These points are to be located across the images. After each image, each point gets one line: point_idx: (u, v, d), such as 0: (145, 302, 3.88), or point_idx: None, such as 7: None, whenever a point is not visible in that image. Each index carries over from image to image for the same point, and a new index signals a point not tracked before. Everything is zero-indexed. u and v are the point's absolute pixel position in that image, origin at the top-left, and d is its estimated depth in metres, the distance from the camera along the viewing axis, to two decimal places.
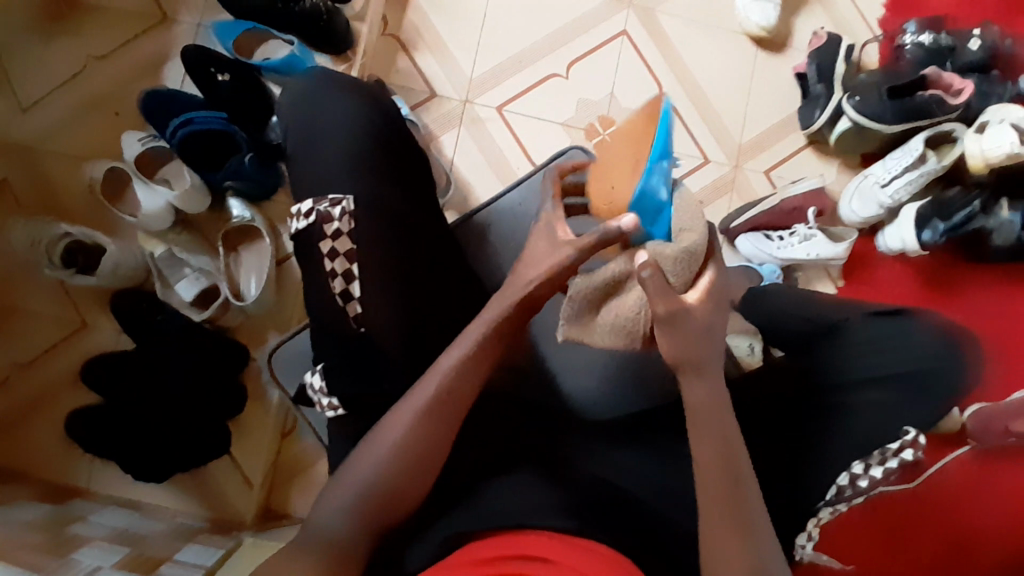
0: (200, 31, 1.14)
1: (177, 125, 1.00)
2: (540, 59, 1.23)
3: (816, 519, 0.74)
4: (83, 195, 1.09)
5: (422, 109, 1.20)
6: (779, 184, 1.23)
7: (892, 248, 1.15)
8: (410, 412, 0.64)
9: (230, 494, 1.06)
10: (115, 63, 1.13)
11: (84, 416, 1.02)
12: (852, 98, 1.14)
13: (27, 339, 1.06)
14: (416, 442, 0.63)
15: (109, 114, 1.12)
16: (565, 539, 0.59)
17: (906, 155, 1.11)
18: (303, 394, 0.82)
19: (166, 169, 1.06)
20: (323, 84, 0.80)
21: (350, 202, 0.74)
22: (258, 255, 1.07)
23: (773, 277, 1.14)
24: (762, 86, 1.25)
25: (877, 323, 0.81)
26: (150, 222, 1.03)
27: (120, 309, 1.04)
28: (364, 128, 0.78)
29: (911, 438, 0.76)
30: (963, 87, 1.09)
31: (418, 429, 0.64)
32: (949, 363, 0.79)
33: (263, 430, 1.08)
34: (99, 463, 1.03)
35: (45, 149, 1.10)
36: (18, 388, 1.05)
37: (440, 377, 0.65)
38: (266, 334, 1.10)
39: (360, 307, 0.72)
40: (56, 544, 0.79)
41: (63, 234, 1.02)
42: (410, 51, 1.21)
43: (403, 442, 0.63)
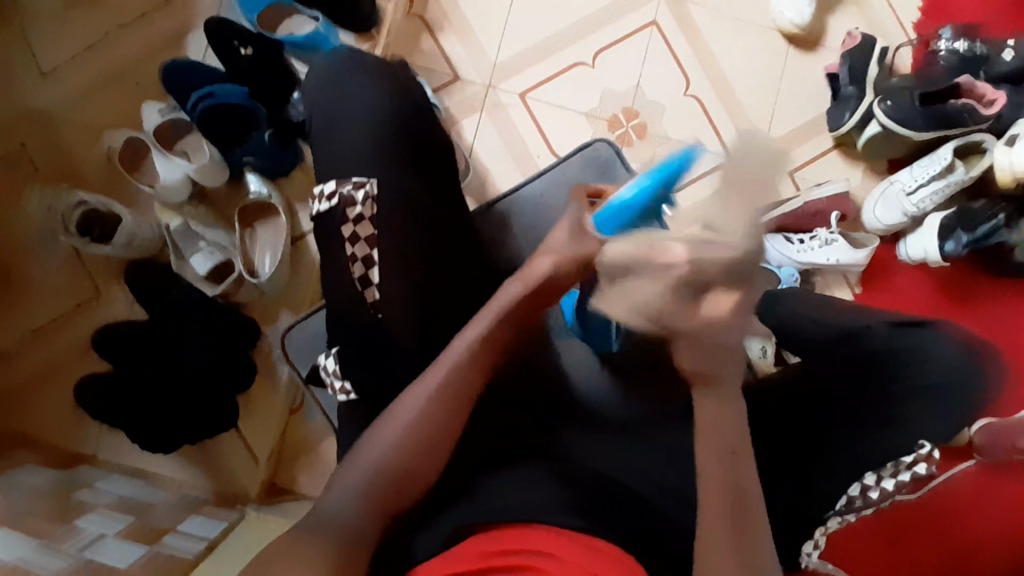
0: (224, 3, 1.12)
1: (198, 97, 1.01)
2: (566, 46, 1.20)
3: (825, 528, 0.73)
4: (101, 163, 1.09)
5: (444, 92, 1.18)
6: (802, 186, 1.21)
7: (914, 257, 1.13)
8: (418, 400, 0.64)
9: (236, 470, 1.06)
10: (136, 32, 1.12)
11: (94, 384, 1.02)
12: (884, 102, 1.11)
13: (41, 305, 1.07)
14: (426, 430, 0.63)
15: (129, 83, 1.11)
16: (573, 537, 0.57)
17: (934, 163, 1.09)
18: (315, 376, 0.82)
19: (185, 142, 1.05)
20: (347, 61, 0.80)
21: (374, 185, 0.73)
22: (274, 231, 1.06)
23: (791, 280, 1.13)
24: (791, 85, 1.22)
25: (895, 333, 0.80)
26: (166, 194, 1.02)
27: (133, 280, 1.04)
28: (389, 111, 0.76)
29: (927, 452, 0.73)
30: (996, 98, 1.07)
31: (428, 418, 0.63)
32: (971, 375, 0.77)
33: (271, 408, 1.08)
34: (107, 432, 1.04)
35: (63, 115, 1.10)
36: (30, 353, 1.05)
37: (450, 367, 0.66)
38: (277, 313, 1.09)
39: (378, 293, 0.72)
40: (62, 510, 0.80)
41: (79, 202, 1.02)
42: (434, 32, 1.19)
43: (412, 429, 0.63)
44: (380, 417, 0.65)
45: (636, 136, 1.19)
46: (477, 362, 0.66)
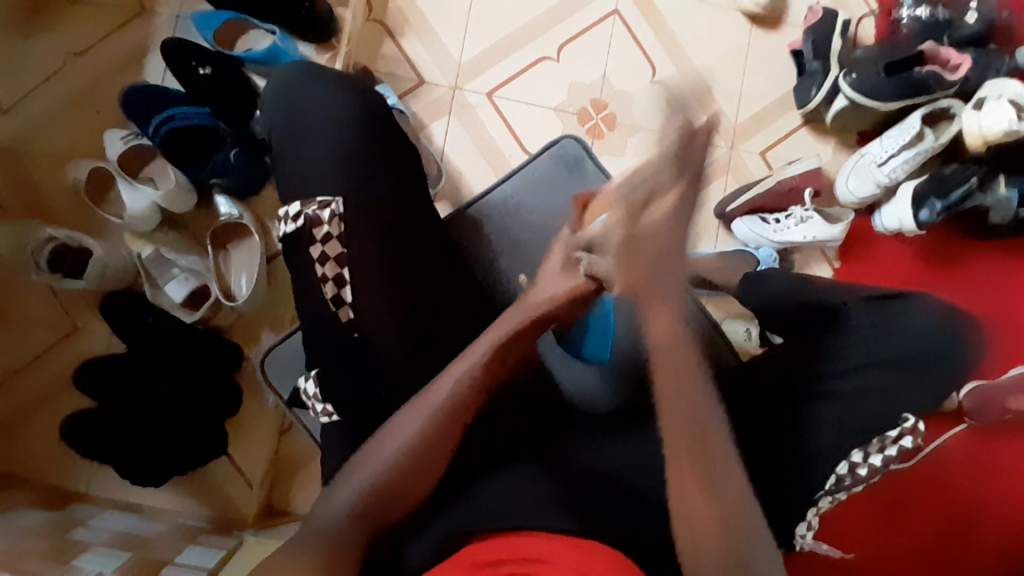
0: (178, 23, 1.11)
1: (159, 122, 0.99)
2: (530, 42, 1.19)
3: (816, 508, 0.74)
4: (66, 196, 1.07)
5: (410, 97, 1.17)
6: (776, 165, 1.21)
7: (890, 228, 1.14)
8: (414, 422, 0.63)
9: (231, 493, 1.05)
10: (90, 58, 1.10)
11: (79, 420, 1.01)
12: (848, 75, 1.11)
13: (16, 344, 1.05)
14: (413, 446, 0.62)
15: (88, 111, 1.09)
16: (569, 540, 0.58)
17: (903, 133, 1.09)
18: (298, 397, 0.81)
19: (150, 168, 1.03)
20: (305, 77, 0.78)
21: (339, 203, 0.73)
22: (249, 251, 1.04)
23: (770, 260, 1.14)
24: (757, 65, 1.22)
25: (874, 309, 0.80)
26: (136, 223, 1.01)
27: (109, 312, 1.03)
28: (351, 125, 0.76)
29: (912, 424, 0.75)
30: (961, 62, 1.08)
31: (419, 439, 0.62)
32: (947, 345, 0.79)
33: (261, 430, 1.07)
34: (96, 466, 1.03)
35: (23, 149, 1.08)
36: (9, 393, 1.03)
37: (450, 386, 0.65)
38: (259, 333, 1.08)
39: (353, 312, 0.71)
40: (57, 551, 0.79)
41: (48, 238, 0.99)
42: (396, 37, 1.18)
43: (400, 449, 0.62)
44: (367, 442, 0.64)
45: (607, 126, 1.19)
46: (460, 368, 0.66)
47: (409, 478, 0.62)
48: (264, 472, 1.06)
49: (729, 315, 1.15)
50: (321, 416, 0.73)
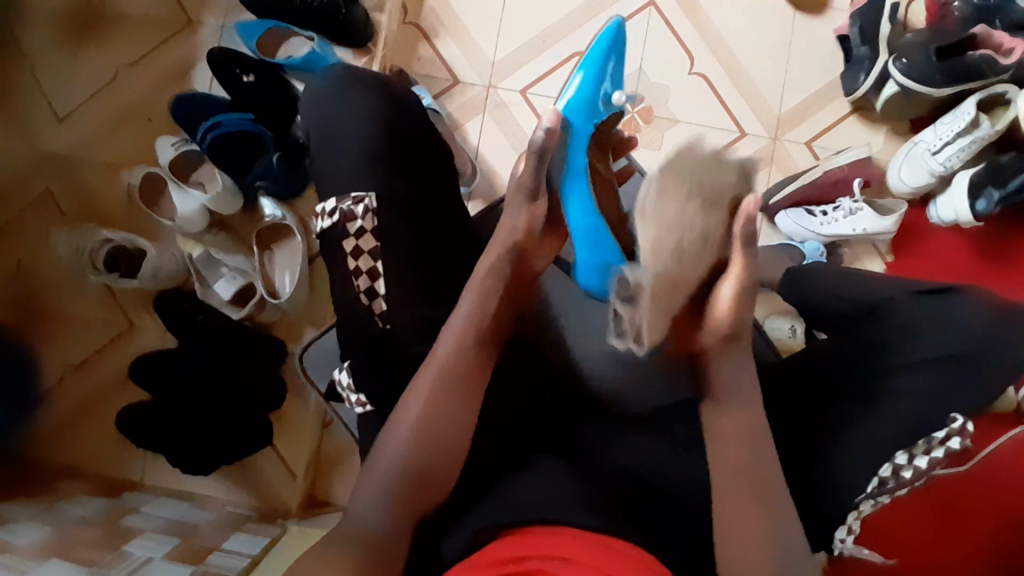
0: (224, 34, 1.15)
1: (206, 129, 1.03)
2: (562, 38, 1.19)
3: (856, 512, 0.72)
4: (122, 201, 1.13)
5: (444, 98, 1.19)
6: (822, 155, 1.16)
7: (945, 220, 1.08)
8: (423, 393, 0.63)
9: (277, 484, 1.09)
10: (145, 71, 1.16)
11: (134, 414, 1.07)
12: (898, 60, 1.05)
13: (80, 342, 1.12)
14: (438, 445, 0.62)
15: (142, 121, 1.15)
16: (597, 539, 0.57)
17: (958, 118, 1.03)
18: (333, 391, 0.83)
19: (199, 172, 1.08)
20: (339, 79, 0.80)
21: (373, 198, 0.74)
22: (291, 252, 1.08)
23: (817, 254, 1.09)
24: (799, 51, 1.18)
25: (922, 304, 0.76)
26: (186, 225, 1.06)
27: (163, 310, 1.08)
28: (379, 125, 0.77)
29: (959, 425, 0.71)
30: (1015, 46, 1.01)
31: (437, 425, 0.62)
32: (1005, 341, 0.73)
33: (304, 424, 1.11)
34: (151, 458, 1.09)
35: (81, 159, 1.15)
36: (72, 391, 1.11)
37: (449, 354, 0.64)
38: (301, 329, 1.12)
39: (386, 304, 0.73)
40: (112, 537, 0.83)
41: (104, 240, 1.06)
42: (430, 39, 1.19)
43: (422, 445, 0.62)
44: (387, 423, 0.64)
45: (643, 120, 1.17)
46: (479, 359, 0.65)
47: (435, 448, 0.62)
48: (308, 462, 1.10)
49: (771, 312, 1.11)
50: (357, 406, 0.75)
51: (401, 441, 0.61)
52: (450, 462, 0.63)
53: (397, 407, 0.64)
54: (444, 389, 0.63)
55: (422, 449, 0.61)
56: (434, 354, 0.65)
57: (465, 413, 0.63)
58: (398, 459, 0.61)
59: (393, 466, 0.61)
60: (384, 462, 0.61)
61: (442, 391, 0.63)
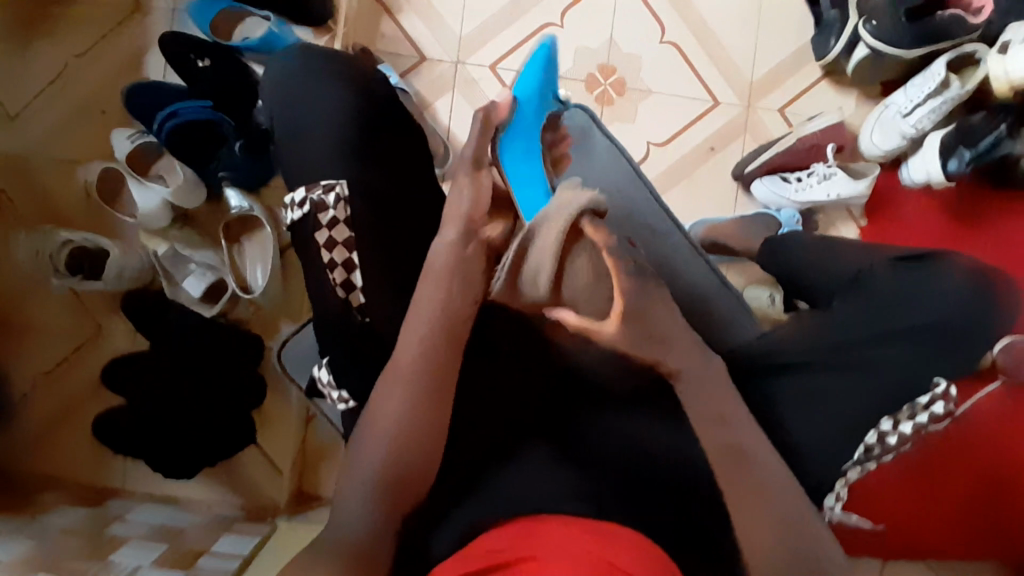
0: (175, 16, 1.09)
1: (164, 117, 0.97)
2: (531, 9, 1.15)
3: (845, 480, 0.73)
4: (78, 198, 1.08)
5: (411, 76, 1.15)
6: (795, 122, 1.16)
7: (917, 181, 1.09)
8: (397, 389, 0.62)
9: (262, 481, 1.08)
10: (93, 58, 1.10)
11: (108, 420, 1.04)
12: (868, 23, 1.03)
13: (46, 347, 1.08)
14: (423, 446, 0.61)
15: (94, 112, 1.09)
16: (592, 525, 0.57)
17: (928, 80, 1.03)
18: (315, 389, 0.82)
19: (160, 165, 1.03)
20: (305, 63, 0.77)
21: (344, 187, 0.71)
22: (261, 245, 1.04)
23: (793, 222, 1.10)
24: (771, 16, 1.16)
25: (903, 271, 0.76)
26: (149, 222, 1.01)
27: (131, 311, 1.04)
28: (346, 114, 0.74)
29: (942, 390, 0.74)
30: (984, 6, 0.99)
31: (409, 426, 0.61)
32: (980, 305, 0.75)
33: (286, 419, 1.08)
34: (129, 463, 1.06)
35: (32, 156, 1.08)
36: (41, 399, 1.07)
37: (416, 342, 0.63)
38: (278, 324, 1.09)
39: (364, 296, 0.71)
40: (97, 547, 0.81)
41: (64, 242, 1.00)
42: (394, 14, 1.15)
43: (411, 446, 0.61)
44: (362, 422, 0.63)
45: (616, 93, 1.15)
46: (450, 351, 0.64)
47: (416, 440, 0.62)
48: (293, 458, 1.08)
49: (749, 281, 1.12)
50: (339, 403, 0.74)
51: (379, 443, 0.61)
52: (428, 457, 0.62)
53: (369, 406, 0.64)
54: (419, 386, 0.62)
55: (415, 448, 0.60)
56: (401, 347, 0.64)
57: (433, 412, 0.62)
58: (381, 457, 0.61)
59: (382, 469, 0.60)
60: (367, 462, 0.61)
61: (414, 388, 0.62)
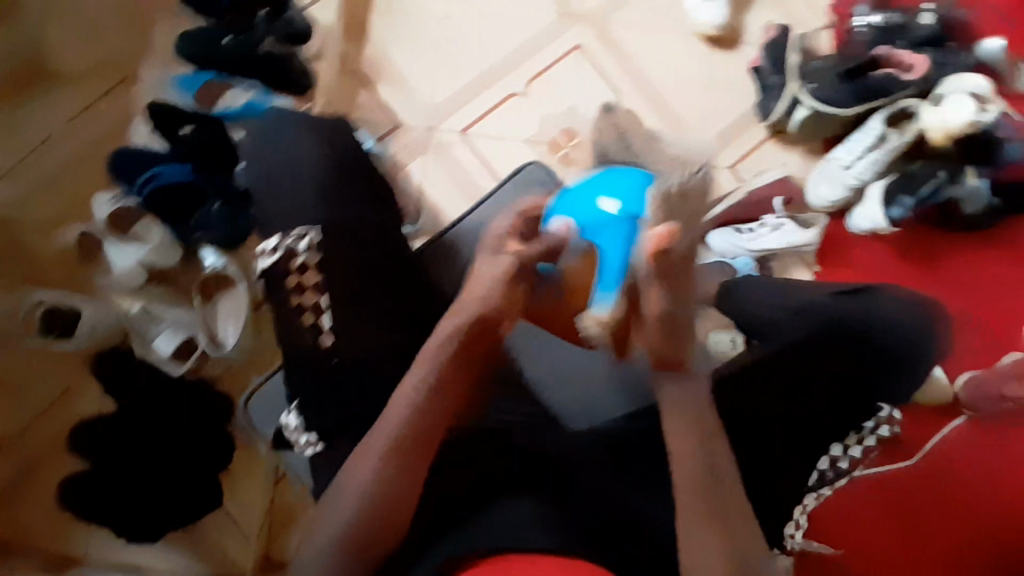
0: (159, 89, 1.16)
1: (143, 181, 1.01)
2: (499, 79, 1.24)
3: (801, 508, 0.75)
4: (54, 260, 1.10)
5: (386, 141, 1.21)
6: (747, 177, 1.23)
7: (864, 229, 1.15)
8: (374, 451, 0.61)
9: (229, 547, 1.04)
10: (79, 128, 1.15)
11: (72, 484, 1.01)
12: (808, 84, 1.16)
13: (11, 409, 1.06)
14: (382, 493, 0.60)
15: (76, 178, 1.14)
16: (552, 562, 0.55)
17: (867, 136, 1.12)
18: (286, 434, 0.81)
19: (137, 226, 1.05)
20: (277, 123, 0.81)
21: (316, 232, 0.74)
22: (234, 302, 1.06)
23: (748, 270, 1.11)
24: (719, 81, 1.26)
25: (848, 305, 0.78)
26: (121, 281, 1.04)
27: (101, 370, 1.04)
28: (316, 166, 0.78)
29: (884, 414, 0.79)
30: (916, 63, 1.13)
31: (383, 497, 0.59)
32: (923, 332, 0.78)
33: (258, 478, 1.07)
34: (92, 529, 1.03)
35: (12, 219, 1.12)
36: (5, 462, 1.05)
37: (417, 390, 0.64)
38: (248, 378, 1.10)
39: (333, 337, 0.72)
40: None
41: (39, 301, 1.03)
42: (369, 86, 1.23)
43: (374, 497, 0.59)
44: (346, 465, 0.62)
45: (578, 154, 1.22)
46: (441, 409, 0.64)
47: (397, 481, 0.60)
48: (260, 521, 1.05)
49: None
50: (307, 449, 0.74)
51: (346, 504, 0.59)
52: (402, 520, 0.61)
53: (352, 455, 0.63)
54: (400, 444, 0.61)
55: (378, 498, 0.59)
56: (399, 392, 0.64)
57: (413, 479, 0.61)
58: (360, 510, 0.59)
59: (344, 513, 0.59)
60: (333, 510, 0.60)
61: (389, 457, 0.60)
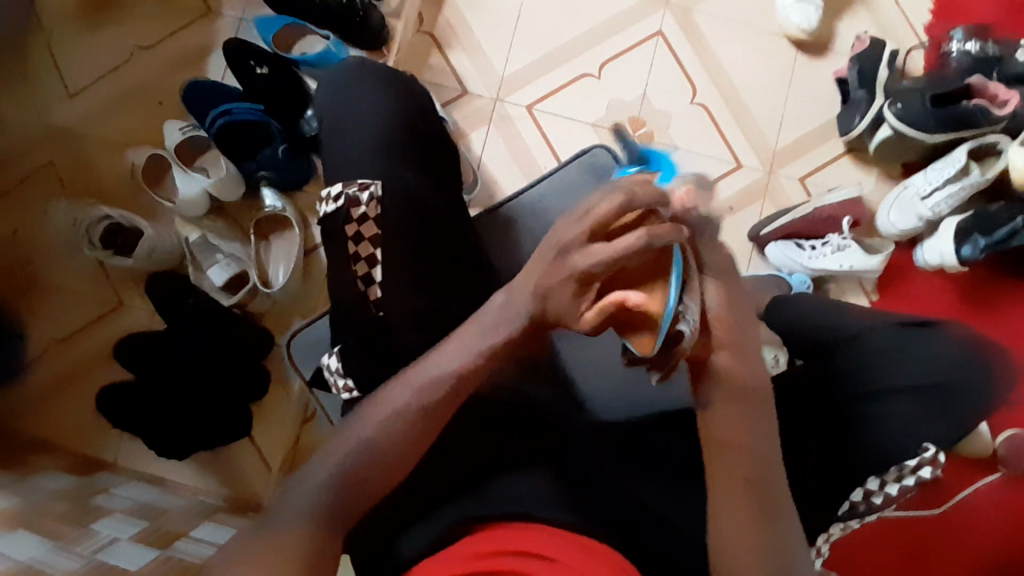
0: (240, 25, 1.18)
1: (216, 114, 1.06)
2: (574, 58, 1.22)
3: (826, 535, 0.74)
4: (122, 180, 1.14)
5: (452, 106, 1.21)
6: (814, 192, 1.20)
7: (930, 263, 1.11)
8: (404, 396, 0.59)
9: (251, 476, 1.09)
10: (158, 55, 1.18)
11: (114, 394, 1.06)
12: (893, 105, 1.09)
13: (66, 315, 1.12)
14: (394, 439, 0.59)
15: (151, 102, 1.17)
16: (568, 536, 0.56)
17: (948, 166, 1.07)
18: (320, 379, 0.84)
19: (204, 158, 1.09)
20: (355, 73, 0.82)
21: (378, 186, 0.75)
22: (287, 244, 1.09)
23: (802, 287, 1.12)
24: (799, 89, 1.22)
25: (903, 335, 0.77)
26: (185, 208, 1.08)
27: (153, 290, 1.08)
28: (385, 124, 0.78)
29: (931, 455, 0.72)
30: (1009, 99, 1.05)
31: (394, 442, 0.59)
32: (977, 378, 0.75)
33: (283, 416, 1.10)
34: (126, 439, 1.08)
35: (86, 134, 1.16)
36: (53, 363, 1.11)
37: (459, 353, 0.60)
38: (289, 319, 1.13)
39: (381, 291, 0.74)
40: (79, 515, 0.82)
41: (104, 216, 1.07)
42: (443, 49, 1.22)
43: (385, 443, 0.59)
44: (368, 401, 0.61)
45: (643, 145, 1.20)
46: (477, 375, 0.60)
47: (429, 406, 0.59)
48: (283, 457, 1.09)
49: None
50: (342, 393, 0.75)
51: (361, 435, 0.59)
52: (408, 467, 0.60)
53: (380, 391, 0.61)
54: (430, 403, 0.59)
55: (390, 442, 0.58)
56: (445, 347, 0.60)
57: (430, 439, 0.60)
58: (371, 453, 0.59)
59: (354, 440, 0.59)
60: (356, 426, 0.60)
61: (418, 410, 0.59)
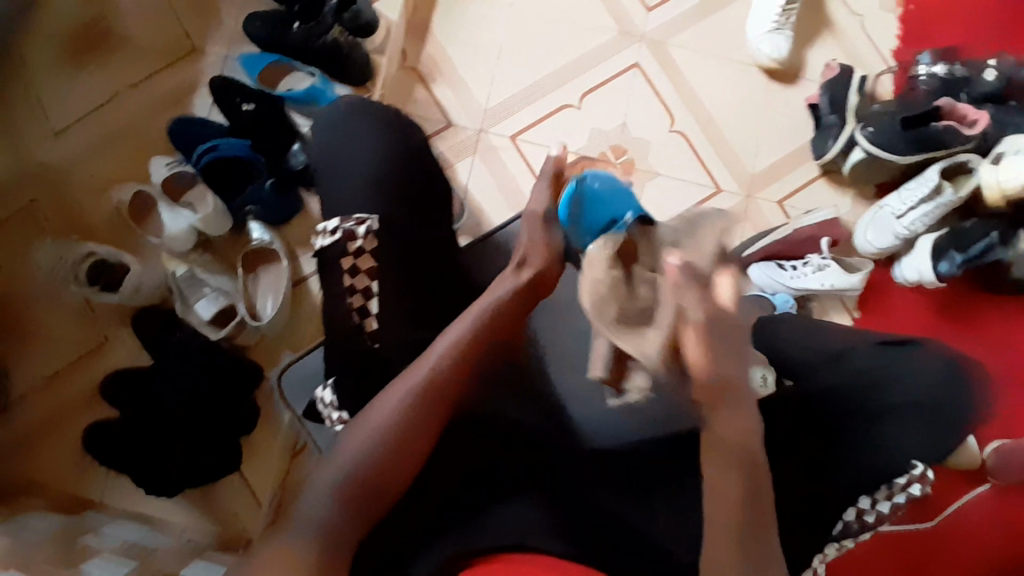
0: (226, 63, 1.20)
1: (203, 150, 1.05)
2: (555, 89, 1.26)
3: (822, 556, 0.72)
4: (109, 216, 1.15)
5: (437, 138, 1.24)
6: (792, 214, 1.23)
7: (909, 279, 1.14)
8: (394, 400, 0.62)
9: (241, 511, 1.07)
10: (145, 94, 1.20)
11: (99, 432, 1.05)
12: (864, 129, 1.14)
13: (51, 353, 1.11)
14: (394, 440, 0.60)
15: (138, 140, 1.18)
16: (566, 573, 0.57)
17: (922, 186, 1.09)
18: (311, 410, 0.84)
19: (190, 194, 1.08)
20: (343, 110, 0.85)
21: (375, 221, 0.76)
22: (275, 276, 1.10)
23: (787, 306, 1.12)
24: (773, 115, 1.26)
25: (884, 354, 0.78)
26: (171, 244, 1.07)
27: (140, 325, 1.08)
28: (371, 156, 0.80)
29: (919, 472, 0.73)
30: (979, 118, 1.08)
31: (393, 440, 0.60)
32: (957, 394, 0.77)
33: (273, 450, 1.09)
34: (113, 478, 1.07)
35: (72, 173, 1.17)
36: (39, 402, 1.10)
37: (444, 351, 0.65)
38: (278, 352, 1.13)
39: (377, 323, 0.74)
40: (66, 555, 0.80)
41: (87, 254, 1.06)
42: (428, 83, 1.25)
43: (381, 447, 0.59)
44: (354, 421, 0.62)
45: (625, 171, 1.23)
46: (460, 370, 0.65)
47: (420, 407, 0.62)
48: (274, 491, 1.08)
49: None
50: (335, 425, 0.75)
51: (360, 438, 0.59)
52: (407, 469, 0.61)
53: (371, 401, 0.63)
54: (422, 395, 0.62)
55: (387, 451, 0.59)
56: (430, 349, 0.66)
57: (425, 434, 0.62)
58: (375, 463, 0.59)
59: (355, 446, 0.59)
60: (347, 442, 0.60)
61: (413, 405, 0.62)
